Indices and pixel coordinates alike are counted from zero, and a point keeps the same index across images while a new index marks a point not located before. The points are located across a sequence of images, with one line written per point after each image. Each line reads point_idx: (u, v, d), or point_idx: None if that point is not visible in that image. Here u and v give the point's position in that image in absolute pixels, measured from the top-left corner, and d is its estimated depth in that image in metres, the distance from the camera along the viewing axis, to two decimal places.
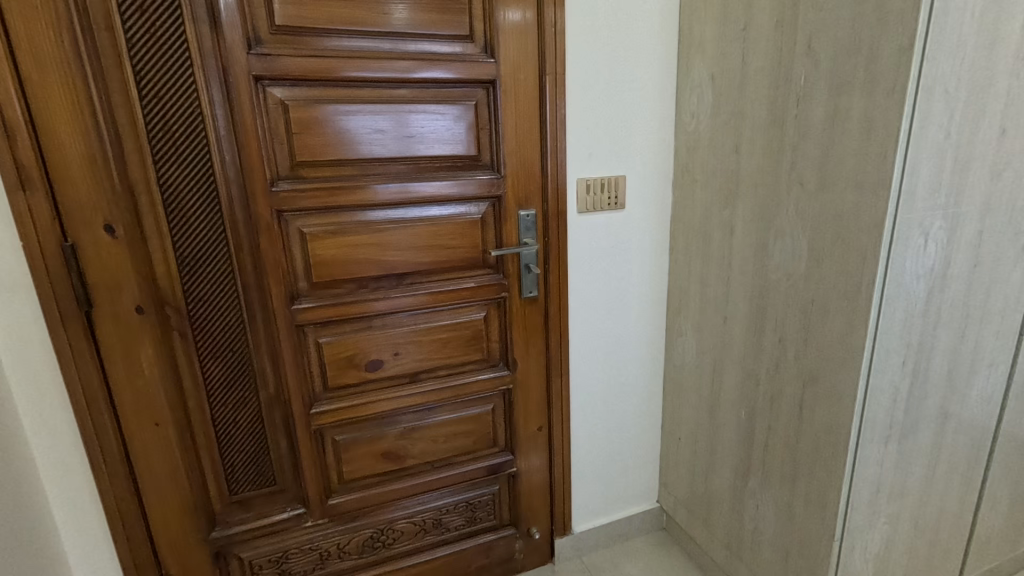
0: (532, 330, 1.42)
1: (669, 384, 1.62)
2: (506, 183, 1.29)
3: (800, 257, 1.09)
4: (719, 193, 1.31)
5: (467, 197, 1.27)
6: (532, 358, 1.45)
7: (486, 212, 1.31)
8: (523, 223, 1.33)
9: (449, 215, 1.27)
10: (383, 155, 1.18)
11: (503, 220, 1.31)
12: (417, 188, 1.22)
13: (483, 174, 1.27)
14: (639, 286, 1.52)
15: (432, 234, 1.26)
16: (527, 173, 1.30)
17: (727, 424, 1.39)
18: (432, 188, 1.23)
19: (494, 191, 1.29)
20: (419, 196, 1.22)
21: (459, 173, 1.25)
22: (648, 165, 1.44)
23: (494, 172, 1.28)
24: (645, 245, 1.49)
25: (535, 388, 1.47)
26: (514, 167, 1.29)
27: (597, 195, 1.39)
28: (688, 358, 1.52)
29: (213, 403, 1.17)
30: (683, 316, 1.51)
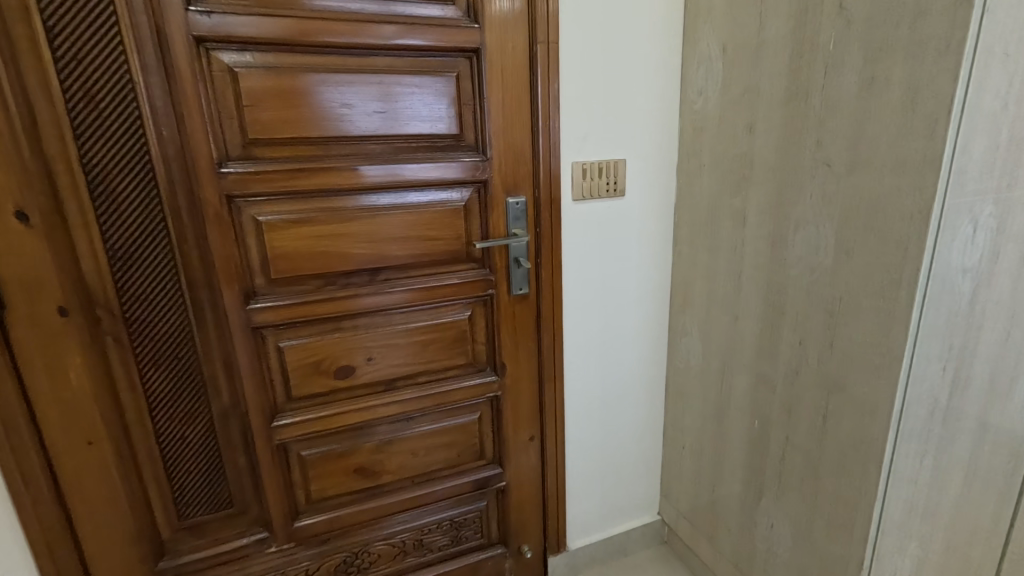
0: (522, 330, 1.28)
1: (671, 389, 1.49)
2: (493, 166, 1.15)
3: (825, 250, 0.96)
4: (729, 179, 1.17)
5: (450, 182, 1.13)
6: (524, 363, 1.31)
7: (471, 199, 1.16)
8: (513, 212, 1.19)
9: (428, 202, 1.13)
10: (352, 132, 1.03)
11: (490, 208, 1.17)
12: (392, 171, 1.07)
13: (467, 157, 1.13)
14: (639, 282, 1.39)
15: (408, 224, 1.12)
16: (517, 156, 1.16)
17: (736, 434, 1.27)
18: (408, 171, 1.08)
19: (480, 175, 1.14)
20: (394, 180, 1.08)
21: (440, 155, 1.11)
22: (649, 147, 1.30)
23: (479, 154, 1.14)
24: (646, 236, 1.36)
25: (525, 394, 1.33)
26: (502, 149, 1.15)
27: (594, 181, 1.25)
28: (692, 361, 1.39)
29: (156, 418, 1.02)
30: (688, 314, 1.37)
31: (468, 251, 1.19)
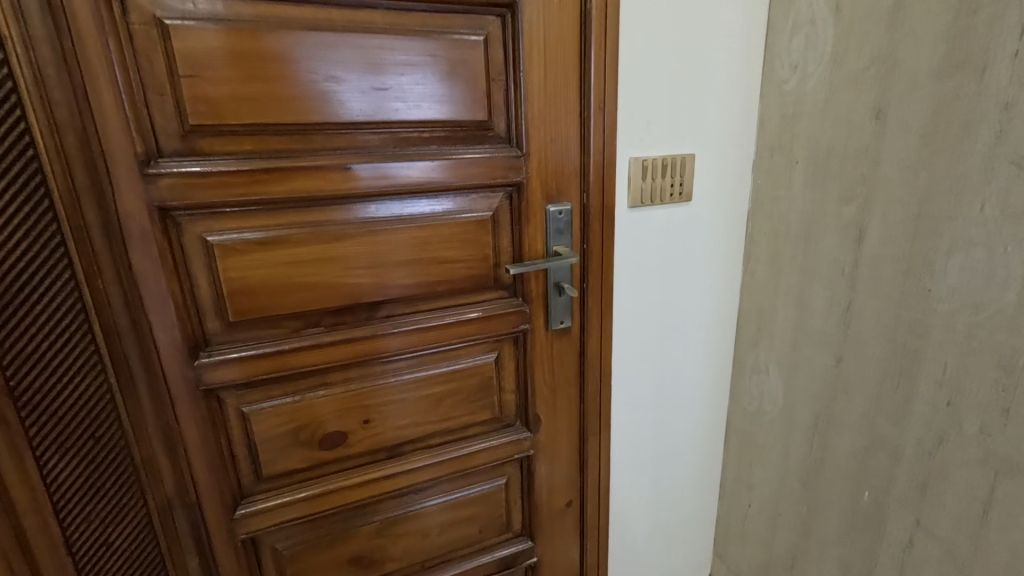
0: (561, 373, 1.01)
1: (734, 434, 1.22)
2: (530, 164, 0.87)
3: (1005, 283, 0.70)
4: (838, 180, 0.90)
5: (473, 186, 0.84)
6: (562, 413, 1.03)
7: (501, 208, 0.88)
8: (554, 223, 0.91)
9: (445, 212, 0.84)
10: (340, 117, 0.74)
11: (525, 220, 0.89)
12: (396, 171, 0.78)
13: (496, 152, 0.84)
14: (701, 308, 1.11)
15: (419, 242, 0.83)
16: (560, 150, 0.88)
17: (832, 503, 1.00)
18: (418, 171, 0.80)
19: (513, 177, 0.86)
20: (399, 183, 0.79)
21: (461, 149, 0.82)
22: (724, 139, 1.01)
23: (512, 148, 0.86)
24: (714, 251, 1.08)
25: (563, 450, 1.06)
26: (541, 143, 0.87)
27: (655, 182, 0.97)
28: (767, 404, 1.12)
29: (65, 520, 0.72)
30: (763, 347, 1.10)
31: (496, 276, 0.90)
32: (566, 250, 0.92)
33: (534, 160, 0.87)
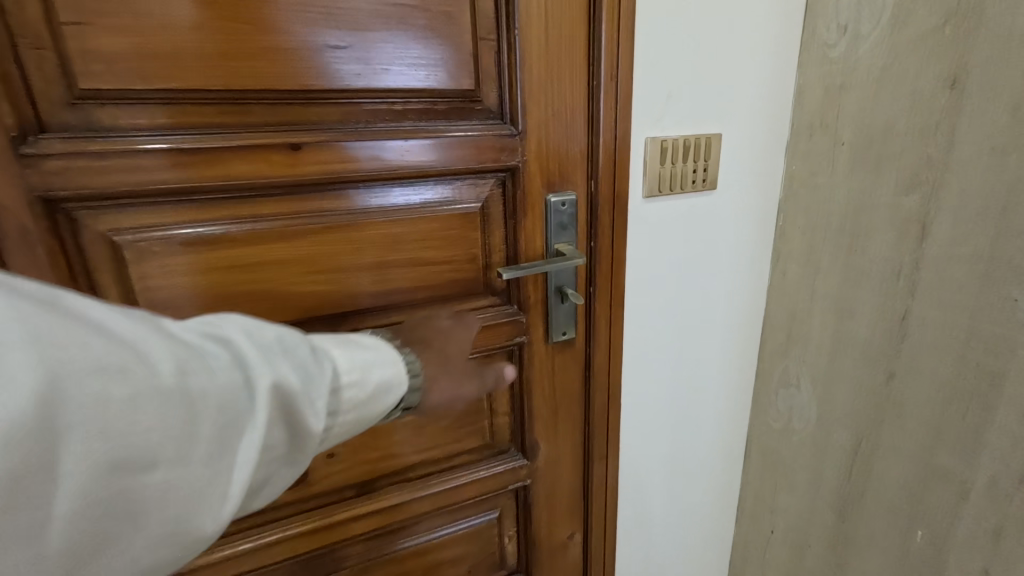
0: (563, 391, 0.87)
1: (758, 454, 1.08)
2: (527, 144, 0.72)
3: None
4: (896, 164, 0.75)
5: (457, 171, 0.69)
6: (564, 437, 0.89)
7: (491, 198, 0.73)
8: (556, 216, 0.76)
9: (423, 204, 0.69)
10: (287, 84, 0.59)
11: (520, 212, 0.74)
12: (359, 152, 0.63)
13: (484, 129, 0.69)
14: (723, 314, 0.97)
15: (390, 240, 0.68)
16: (562, 127, 0.73)
17: (876, 539, 0.87)
18: (387, 152, 0.64)
19: (505, 160, 0.71)
20: (363, 168, 0.64)
21: (441, 125, 0.67)
22: (755, 117, 0.86)
23: (504, 125, 0.71)
24: (739, 248, 0.93)
25: (565, 478, 0.92)
26: (539, 118, 0.72)
27: (676, 167, 0.82)
28: (797, 422, 0.98)
29: None
30: (794, 358, 0.96)
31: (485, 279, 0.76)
32: (570, 249, 0.77)
33: (531, 139, 0.72)
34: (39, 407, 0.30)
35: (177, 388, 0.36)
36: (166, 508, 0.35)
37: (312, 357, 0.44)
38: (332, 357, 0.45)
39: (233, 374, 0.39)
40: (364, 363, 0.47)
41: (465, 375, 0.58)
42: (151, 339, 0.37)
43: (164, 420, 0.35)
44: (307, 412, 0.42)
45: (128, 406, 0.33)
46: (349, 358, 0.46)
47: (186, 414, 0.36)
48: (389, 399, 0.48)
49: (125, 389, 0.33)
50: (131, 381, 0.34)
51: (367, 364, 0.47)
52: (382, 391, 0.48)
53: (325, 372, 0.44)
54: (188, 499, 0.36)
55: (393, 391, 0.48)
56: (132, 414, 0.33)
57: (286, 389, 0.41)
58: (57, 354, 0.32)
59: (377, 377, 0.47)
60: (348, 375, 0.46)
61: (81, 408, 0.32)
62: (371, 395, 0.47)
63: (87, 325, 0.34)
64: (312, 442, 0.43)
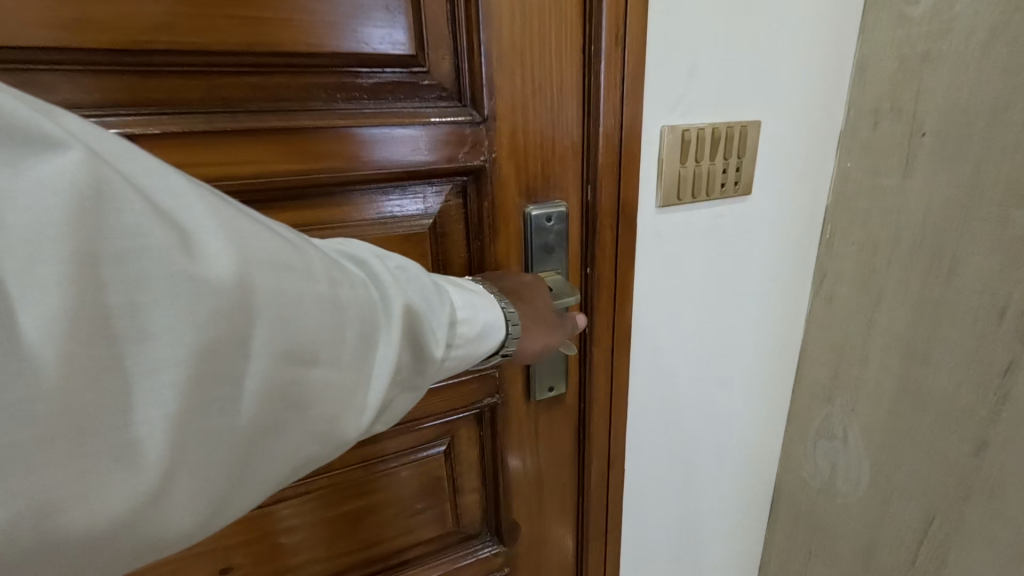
0: (551, 459, 0.66)
1: (789, 519, 0.87)
2: (498, 137, 0.51)
3: None
4: (1009, 170, 0.55)
5: (392, 175, 0.48)
6: (554, 515, 0.69)
7: (444, 212, 0.53)
8: (538, 236, 0.55)
9: (336, 222, 0.49)
10: (113, 44, 0.38)
11: (489, 232, 0.54)
12: (229, 150, 0.43)
13: (432, 114, 0.48)
14: (755, 352, 0.76)
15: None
16: (549, 110, 0.52)
17: None
18: (276, 149, 0.44)
19: (463, 160, 0.50)
20: (236, 173, 0.43)
21: (361, 108, 0.46)
22: (804, 97, 0.64)
23: (463, 109, 0.50)
24: (777, 268, 0.72)
25: (554, 562, 0.72)
26: (513, 100, 0.50)
27: (701, 166, 0.61)
28: (844, 484, 0.78)
29: None
30: (842, 407, 0.76)
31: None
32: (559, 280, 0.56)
33: (502, 130, 0.51)
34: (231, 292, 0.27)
35: (326, 293, 0.32)
36: (317, 416, 0.32)
37: (432, 287, 0.39)
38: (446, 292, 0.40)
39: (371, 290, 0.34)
40: (476, 301, 0.42)
41: (558, 332, 0.51)
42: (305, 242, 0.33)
43: (321, 324, 0.31)
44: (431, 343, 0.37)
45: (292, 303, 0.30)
46: (463, 293, 0.42)
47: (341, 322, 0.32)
48: (494, 339, 0.43)
49: (289, 288, 0.30)
50: (295, 282, 0.30)
51: (477, 302, 0.42)
52: (492, 331, 0.43)
53: (445, 306, 0.39)
54: (335, 413, 0.32)
55: (500, 328, 0.43)
56: (296, 315, 0.30)
57: (417, 314, 0.36)
58: (241, 243, 0.28)
59: (489, 313, 0.43)
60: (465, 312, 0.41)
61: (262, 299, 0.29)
62: (485, 333, 0.42)
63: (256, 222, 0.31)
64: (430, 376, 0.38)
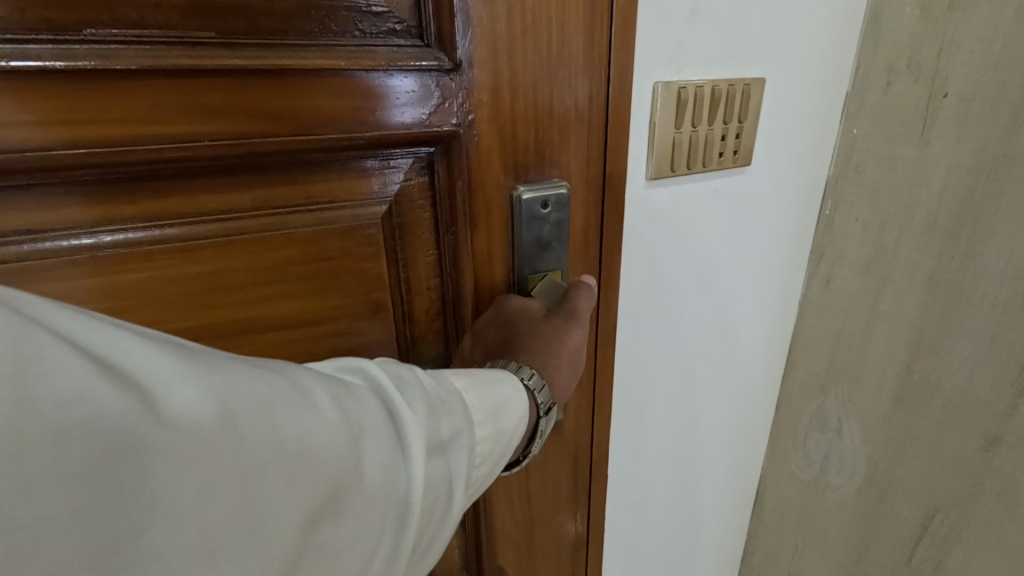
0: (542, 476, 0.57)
1: (778, 513, 0.82)
2: (477, 96, 0.40)
3: None
4: None
5: (323, 140, 0.37)
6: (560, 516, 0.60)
7: (405, 196, 0.43)
8: (532, 229, 0.46)
9: (246, 211, 0.38)
10: None
11: (467, 221, 0.44)
12: (67, 101, 0.31)
13: (381, 57, 0.37)
14: (747, 343, 0.68)
15: (189, 286, 0.38)
16: (544, 61, 0.42)
17: None
18: (137, 105, 0.32)
19: (427, 121, 0.40)
20: (84, 132, 0.32)
21: (270, 44, 0.34)
22: (809, 50, 0.56)
23: (427, 49, 0.38)
24: (774, 250, 0.64)
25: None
26: (496, 38, 0.39)
27: (698, 131, 0.52)
28: (837, 477, 0.73)
29: None
30: (838, 397, 0.70)
31: (401, 341, 0.46)
32: (552, 287, 0.48)
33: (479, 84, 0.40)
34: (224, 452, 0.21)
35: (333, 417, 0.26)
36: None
37: (437, 382, 0.33)
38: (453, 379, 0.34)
39: (371, 398, 0.29)
40: (482, 376, 0.37)
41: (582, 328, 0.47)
42: (282, 364, 0.27)
43: (324, 457, 0.24)
44: (465, 453, 0.32)
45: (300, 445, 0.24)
46: (466, 375, 0.36)
47: (346, 462, 0.25)
48: (520, 408, 0.37)
49: (291, 428, 0.24)
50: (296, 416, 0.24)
51: (494, 389, 0.36)
52: (516, 402, 0.37)
53: (454, 395, 0.33)
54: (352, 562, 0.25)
55: (517, 391, 0.38)
56: (303, 456, 0.24)
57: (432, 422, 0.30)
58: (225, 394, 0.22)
59: (502, 382, 0.37)
60: (476, 393, 0.35)
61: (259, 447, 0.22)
62: (505, 404, 0.36)
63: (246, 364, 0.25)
64: (465, 485, 0.32)
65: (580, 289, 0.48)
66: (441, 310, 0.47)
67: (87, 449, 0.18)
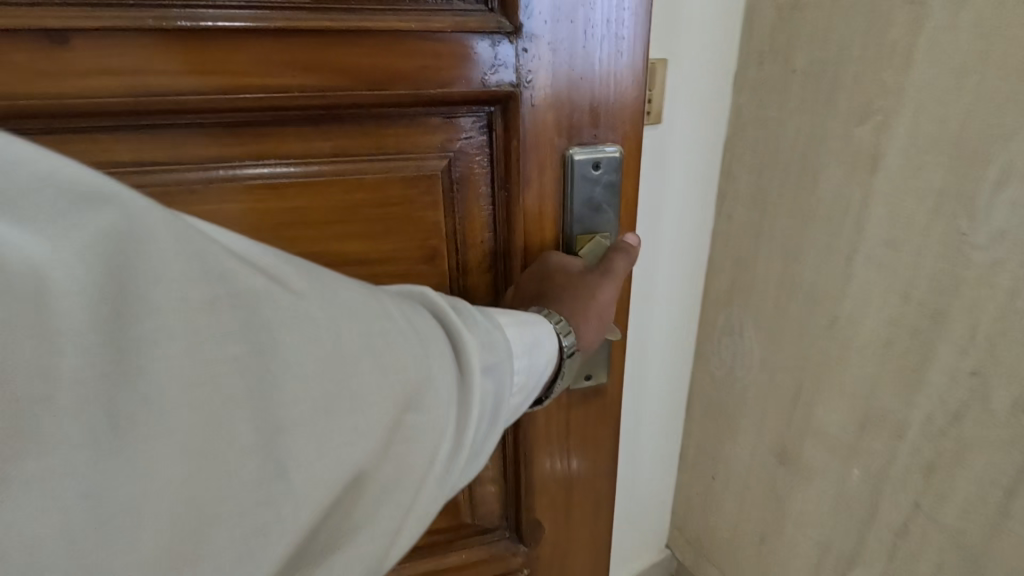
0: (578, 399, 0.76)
1: (704, 408, 1.04)
2: (540, 76, 0.59)
3: None
4: (854, 96, 0.69)
5: (394, 95, 0.56)
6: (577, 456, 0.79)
7: (466, 149, 0.62)
8: (583, 189, 0.65)
9: (318, 150, 0.57)
10: None
11: (520, 174, 0.63)
12: (209, 56, 0.50)
13: (447, 21, 0.54)
14: (668, 264, 0.90)
15: (281, 215, 0.58)
16: (604, 49, 0.60)
17: (812, 481, 0.88)
18: (254, 65, 0.51)
19: (489, 78, 0.58)
20: (217, 75, 0.50)
21: (351, 7, 0.52)
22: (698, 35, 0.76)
23: (495, 15, 0.56)
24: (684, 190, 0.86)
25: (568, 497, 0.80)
26: (551, 12, 0.57)
27: None
28: (741, 370, 0.95)
29: None
30: (737, 306, 0.92)
31: (460, 271, 0.67)
32: (595, 248, 0.68)
33: (534, 53, 0.58)
34: (331, 340, 0.34)
35: (407, 332, 0.38)
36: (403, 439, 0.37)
37: (490, 322, 0.47)
38: (498, 318, 0.49)
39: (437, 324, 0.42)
40: (519, 319, 0.52)
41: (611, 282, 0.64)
42: (379, 293, 0.40)
43: (401, 358, 0.37)
44: (508, 377, 0.46)
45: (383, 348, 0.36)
46: (509, 317, 0.51)
47: (416, 363, 0.38)
48: (549, 350, 0.54)
49: (374, 334, 0.36)
50: (381, 327, 0.37)
51: (528, 337, 0.51)
52: (546, 346, 0.53)
53: (500, 332, 0.47)
54: (415, 432, 0.37)
55: (546, 330, 0.54)
56: (387, 354, 0.36)
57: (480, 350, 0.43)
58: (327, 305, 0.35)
59: (533, 327, 0.52)
60: (514, 333, 0.49)
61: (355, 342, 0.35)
62: (533, 347, 0.51)
63: (347, 286, 0.38)
64: (499, 399, 0.45)
65: (620, 252, 0.65)
66: (492, 231, 0.66)
67: (234, 315, 0.31)
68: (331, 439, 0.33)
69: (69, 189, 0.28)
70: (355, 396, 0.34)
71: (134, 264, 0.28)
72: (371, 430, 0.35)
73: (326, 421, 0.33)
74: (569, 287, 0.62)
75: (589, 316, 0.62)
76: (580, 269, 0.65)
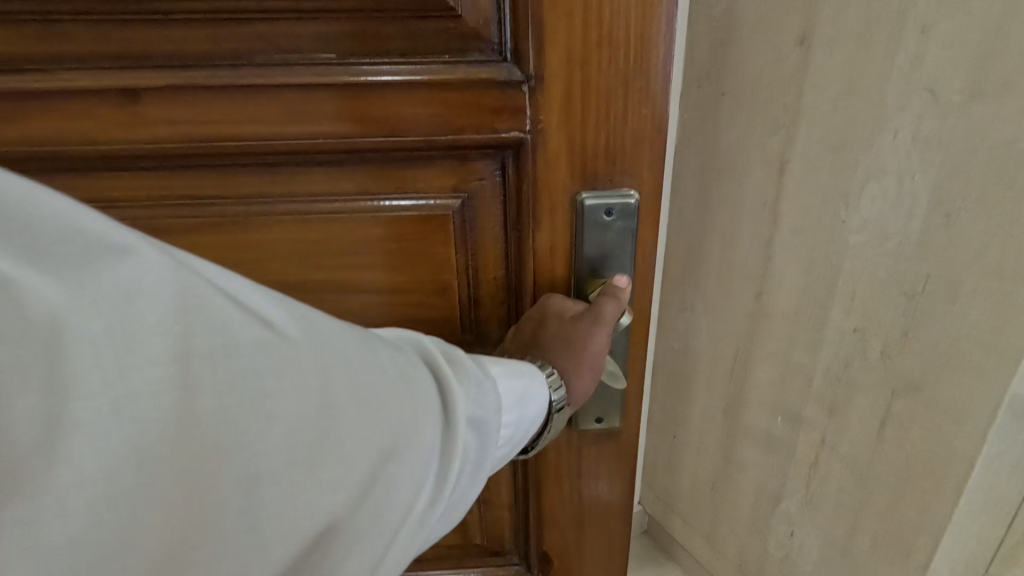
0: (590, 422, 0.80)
1: (665, 378, 1.20)
2: (550, 122, 0.66)
3: (898, 215, 0.75)
4: (766, 114, 0.86)
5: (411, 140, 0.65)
6: (591, 480, 0.83)
7: (483, 188, 0.70)
8: (591, 232, 0.70)
9: (341, 183, 0.68)
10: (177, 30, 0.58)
11: (529, 217, 0.70)
12: (255, 104, 0.61)
13: (459, 72, 0.62)
14: None
15: (309, 230, 0.70)
16: (613, 93, 0.64)
17: (749, 430, 1.05)
18: (289, 112, 0.62)
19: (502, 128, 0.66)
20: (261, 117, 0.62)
21: (375, 59, 0.61)
22: None
23: (508, 67, 0.63)
24: None
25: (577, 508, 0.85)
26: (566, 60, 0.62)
27: None
28: (692, 343, 1.11)
29: None
30: (688, 288, 1.08)
31: (473, 308, 0.76)
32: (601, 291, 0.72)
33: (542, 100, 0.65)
34: (332, 399, 0.41)
35: (399, 386, 0.45)
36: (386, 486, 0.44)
37: (481, 374, 0.53)
38: (488, 365, 0.58)
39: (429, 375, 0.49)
40: (510, 367, 0.61)
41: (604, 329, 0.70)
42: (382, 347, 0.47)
43: (389, 415, 0.44)
44: (492, 429, 0.53)
45: (376, 408, 0.43)
46: (501, 365, 0.60)
47: (403, 416, 0.45)
48: (539, 401, 0.63)
49: (369, 389, 0.43)
50: (376, 382, 0.44)
51: (516, 387, 0.59)
52: (538, 395, 0.63)
53: (490, 381, 0.54)
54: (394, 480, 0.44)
55: (536, 378, 0.63)
56: (376, 409, 0.43)
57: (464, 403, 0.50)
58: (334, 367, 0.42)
59: (523, 376, 0.61)
60: (504, 380, 0.58)
61: (350, 399, 0.42)
62: (525, 398, 0.60)
63: (352, 336, 0.45)
64: (479, 448, 0.52)
65: (611, 299, 0.70)
66: (506, 268, 0.74)
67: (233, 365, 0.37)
68: (321, 481, 0.40)
69: (100, 240, 0.35)
70: (345, 447, 0.41)
71: (141, 305, 0.34)
72: (356, 463, 0.42)
73: (323, 471, 0.40)
74: (565, 339, 0.69)
75: (580, 368, 0.71)
76: (576, 314, 0.70)
